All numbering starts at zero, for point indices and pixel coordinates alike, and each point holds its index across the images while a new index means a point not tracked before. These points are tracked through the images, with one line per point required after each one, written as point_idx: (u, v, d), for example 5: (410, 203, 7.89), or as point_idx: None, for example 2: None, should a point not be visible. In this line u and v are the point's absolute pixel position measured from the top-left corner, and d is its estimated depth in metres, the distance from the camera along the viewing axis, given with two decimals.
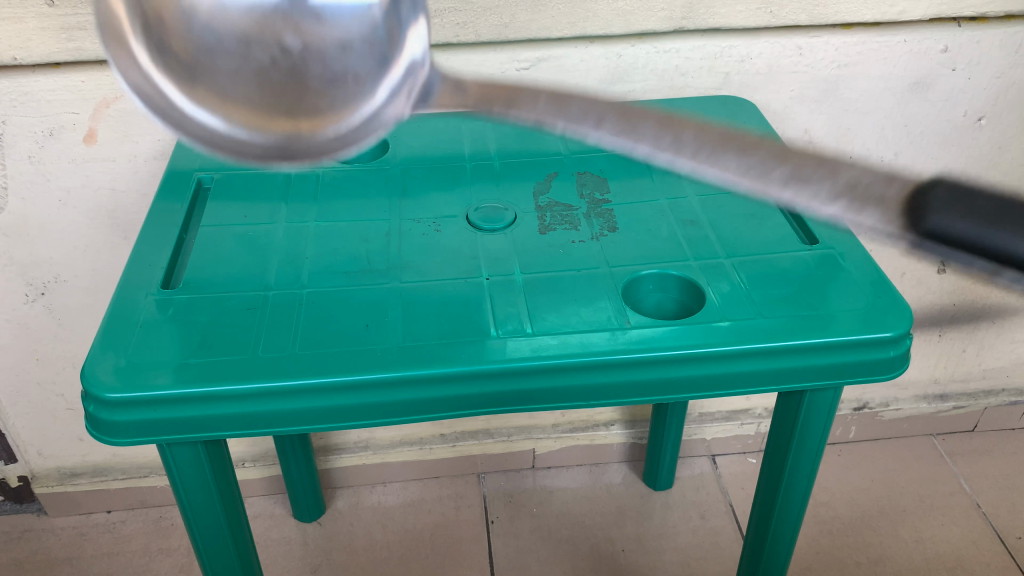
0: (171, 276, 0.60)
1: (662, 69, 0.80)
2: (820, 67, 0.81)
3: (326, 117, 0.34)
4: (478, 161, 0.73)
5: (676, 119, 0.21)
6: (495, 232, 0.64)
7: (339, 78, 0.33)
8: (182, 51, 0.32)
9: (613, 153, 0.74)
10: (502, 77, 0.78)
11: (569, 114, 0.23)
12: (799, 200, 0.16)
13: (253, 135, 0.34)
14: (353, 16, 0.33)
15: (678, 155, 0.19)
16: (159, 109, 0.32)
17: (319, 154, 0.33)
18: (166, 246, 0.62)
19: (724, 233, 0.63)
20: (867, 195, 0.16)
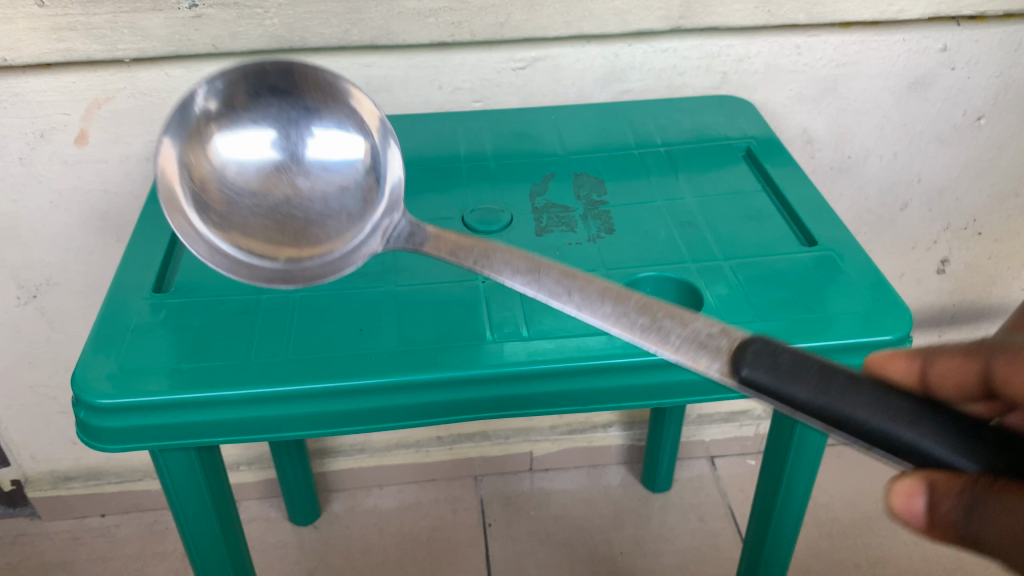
0: (163, 280, 0.60)
1: (659, 69, 0.79)
2: (818, 66, 0.80)
3: (318, 242, 0.56)
4: (474, 162, 0.72)
5: (593, 281, 0.43)
6: (491, 234, 0.63)
7: (334, 214, 0.56)
8: (228, 215, 0.54)
9: (610, 154, 0.73)
10: (498, 76, 0.78)
11: (530, 274, 0.45)
12: (682, 353, 0.38)
13: (261, 264, 0.54)
14: (348, 170, 0.57)
15: (599, 309, 0.41)
16: (208, 252, 0.53)
17: (309, 277, 0.55)
18: (158, 250, 0.62)
19: (722, 235, 0.63)
20: (715, 346, 0.38)
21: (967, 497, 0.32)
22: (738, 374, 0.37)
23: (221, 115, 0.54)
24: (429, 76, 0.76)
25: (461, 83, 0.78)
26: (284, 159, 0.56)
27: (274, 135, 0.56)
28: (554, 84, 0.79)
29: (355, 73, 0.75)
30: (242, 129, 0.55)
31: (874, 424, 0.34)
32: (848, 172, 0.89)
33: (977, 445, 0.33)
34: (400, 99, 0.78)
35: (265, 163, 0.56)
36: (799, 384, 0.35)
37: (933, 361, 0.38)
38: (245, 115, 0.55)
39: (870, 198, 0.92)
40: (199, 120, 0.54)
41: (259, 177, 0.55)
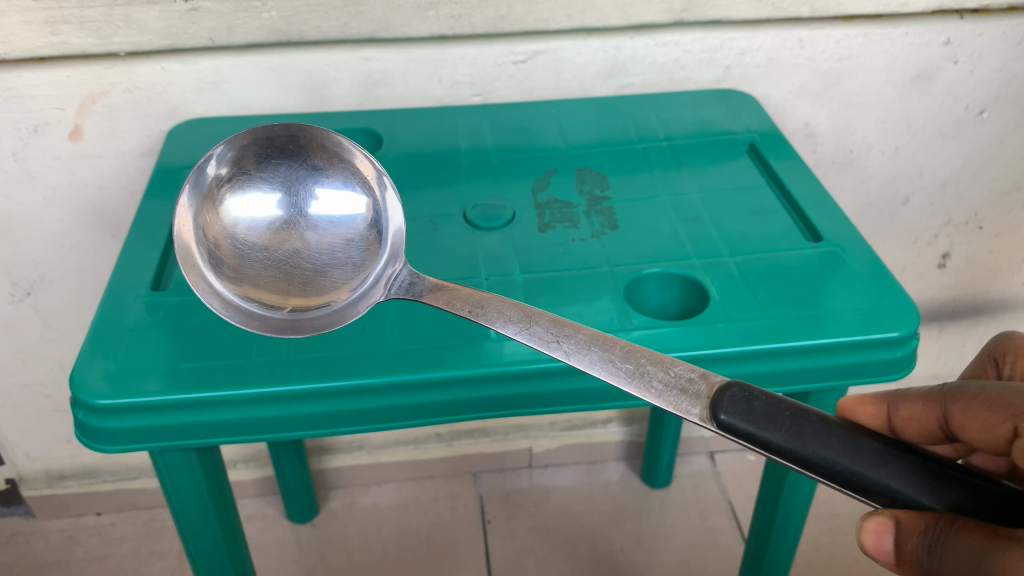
0: (161, 278, 0.59)
1: (661, 62, 0.78)
2: (821, 60, 0.80)
3: (327, 293, 0.54)
4: (475, 157, 0.71)
5: (580, 327, 0.44)
6: (493, 231, 0.63)
7: (340, 264, 0.55)
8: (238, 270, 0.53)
9: (611, 150, 0.72)
10: (498, 70, 0.77)
11: (520, 321, 0.45)
12: (665, 399, 0.40)
13: (269, 317, 0.52)
14: (353, 223, 0.56)
15: (586, 354, 0.43)
16: (219, 304, 0.52)
17: (318, 327, 0.52)
18: (156, 247, 0.61)
19: (727, 231, 0.62)
20: (695, 392, 0.40)
21: (929, 535, 0.37)
22: (718, 419, 0.39)
23: (235, 178, 0.55)
24: (428, 69, 0.75)
25: (461, 77, 0.77)
26: (294, 217, 0.56)
27: (283, 194, 0.56)
28: (555, 78, 0.78)
29: (354, 67, 0.74)
30: (252, 190, 0.55)
31: (845, 464, 0.37)
32: (850, 166, 0.89)
33: (937, 482, 0.37)
34: (399, 93, 0.77)
35: (274, 221, 0.55)
36: (776, 430, 0.38)
37: (900, 408, 0.45)
38: (255, 177, 0.55)
39: (872, 192, 0.91)
40: (212, 180, 0.54)
41: (268, 236, 0.55)
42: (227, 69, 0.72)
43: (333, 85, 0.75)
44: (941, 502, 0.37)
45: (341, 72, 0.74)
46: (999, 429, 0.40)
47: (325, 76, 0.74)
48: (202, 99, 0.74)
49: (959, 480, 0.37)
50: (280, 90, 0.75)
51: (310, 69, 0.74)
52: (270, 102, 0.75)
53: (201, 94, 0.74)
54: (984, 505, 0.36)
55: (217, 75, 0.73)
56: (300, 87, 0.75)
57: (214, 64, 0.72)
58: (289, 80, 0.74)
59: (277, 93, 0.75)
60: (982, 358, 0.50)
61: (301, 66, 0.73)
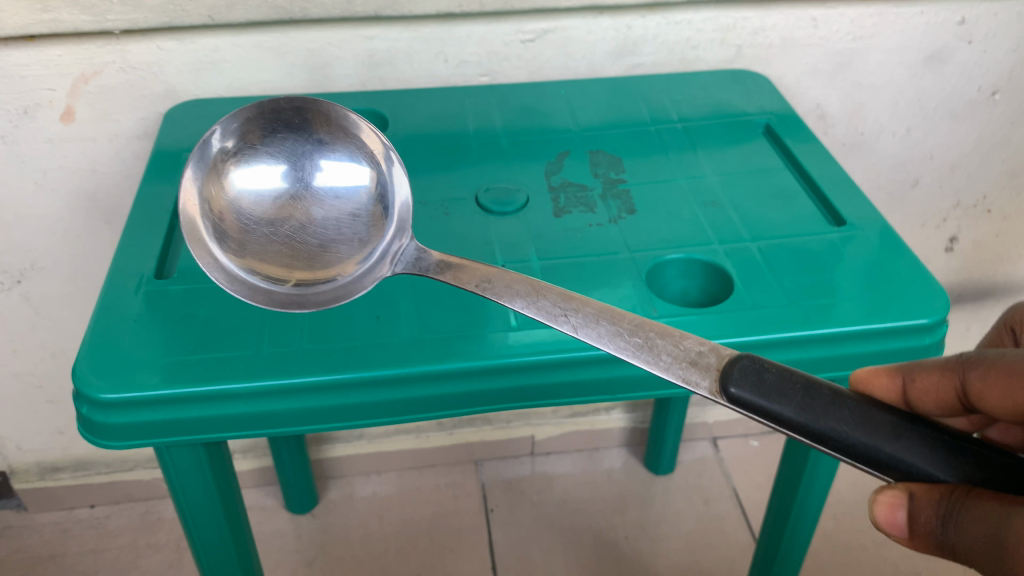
0: (164, 266, 0.56)
1: (673, 42, 0.76)
2: (835, 40, 0.78)
3: (333, 267, 0.53)
4: (484, 140, 0.69)
5: (589, 302, 0.43)
6: (506, 215, 0.61)
7: (345, 239, 0.54)
8: (241, 243, 0.52)
9: (625, 132, 0.70)
10: (506, 49, 0.74)
11: (529, 295, 0.45)
12: (675, 372, 0.38)
13: (275, 292, 0.51)
14: (359, 197, 0.55)
15: (594, 328, 0.42)
16: (224, 278, 0.50)
17: (326, 302, 0.51)
18: (157, 234, 0.58)
19: (747, 215, 0.60)
20: (705, 364, 0.38)
21: (944, 506, 0.35)
22: (727, 393, 0.37)
23: (240, 151, 0.54)
24: (434, 49, 0.73)
25: (468, 57, 0.74)
26: (300, 191, 0.54)
27: (290, 167, 0.54)
28: (564, 57, 0.76)
29: (357, 46, 0.71)
30: (258, 163, 0.54)
31: (858, 437, 0.35)
32: (861, 149, 0.87)
33: (950, 454, 0.35)
34: (404, 73, 0.74)
35: (281, 194, 0.54)
36: (787, 402, 0.36)
37: (916, 380, 0.42)
38: (261, 150, 0.54)
39: (882, 175, 0.90)
40: (217, 152, 0.53)
41: (274, 209, 0.54)
42: (226, 48, 0.70)
43: (337, 65, 0.73)
44: (954, 475, 0.35)
45: (344, 51, 0.72)
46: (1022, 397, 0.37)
47: (328, 55, 0.72)
48: (200, 79, 0.72)
49: (973, 452, 0.35)
50: (281, 70, 0.72)
51: (312, 48, 0.71)
52: (270, 83, 0.73)
53: (199, 74, 0.71)
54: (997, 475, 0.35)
55: (216, 53, 0.70)
56: (302, 66, 0.72)
57: (213, 43, 0.69)
58: (291, 59, 0.71)
59: (278, 73, 0.72)
60: (999, 328, 0.50)
61: (303, 45, 0.71)
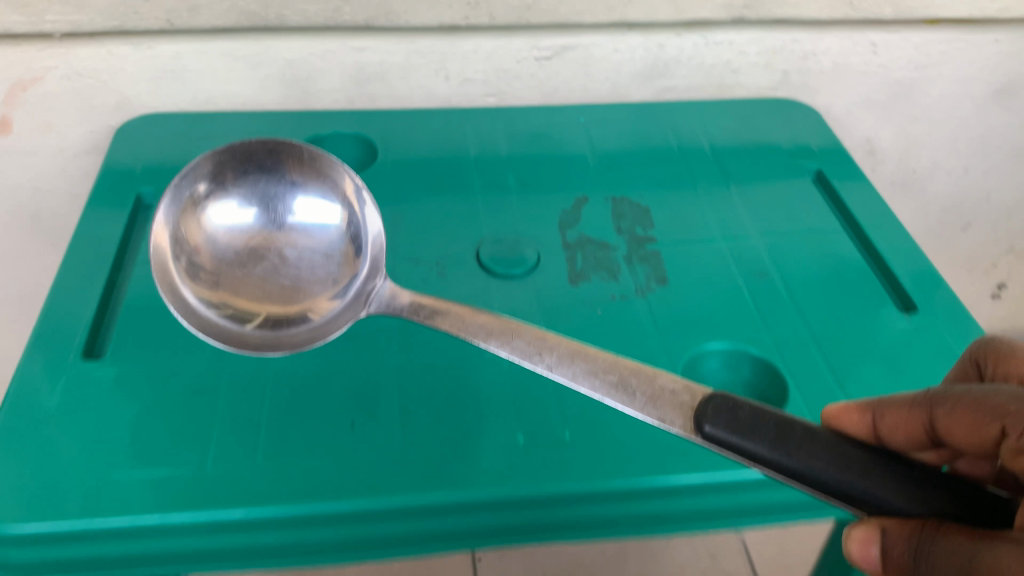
0: (98, 338, 0.47)
1: (710, 64, 0.66)
2: (894, 68, 0.68)
3: (310, 306, 0.46)
4: (489, 179, 0.59)
5: (563, 339, 0.39)
6: (513, 279, 0.51)
7: (321, 281, 0.47)
8: (206, 281, 0.45)
9: (653, 176, 0.61)
10: (518, 67, 0.64)
11: (500, 334, 0.39)
12: (648, 412, 0.35)
13: (244, 335, 0.44)
14: (334, 239, 0.48)
15: (569, 368, 0.37)
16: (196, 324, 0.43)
17: (301, 343, 0.44)
18: (93, 295, 0.49)
19: (800, 292, 0.51)
20: (679, 404, 0.35)
21: (916, 540, 0.30)
22: (702, 431, 0.34)
23: (211, 191, 0.47)
24: (434, 64, 0.62)
25: (473, 74, 0.64)
26: (278, 232, 0.48)
27: (268, 207, 0.48)
28: (584, 78, 0.65)
29: (345, 58, 0.61)
30: (231, 204, 0.47)
31: (830, 475, 0.31)
32: (910, 187, 0.78)
33: (925, 490, 0.31)
34: (397, 89, 0.64)
35: (257, 238, 0.47)
36: (758, 439, 0.32)
37: (884, 415, 0.34)
38: (234, 189, 0.47)
39: (930, 216, 0.80)
40: (184, 193, 0.46)
41: (249, 253, 0.47)
42: (190, 56, 0.59)
43: (319, 79, 0.62)
44: (925, 511, 0.30)
45: (329, 64, 0.61)
46: (991, 432, 0.31)
47: (309, 68, 0.61)
48: (159, 90, 0.62)
49: (940, 485, 0.31)
50: (253, 82, 0.62)
51: (291, 59, 0.61)
52: (241, 96, 0.63)
53: (159, 84, 0.61)
54: (968, 510, 0.30)
55: (177, 62, 0.60)
56: (278, 79, 0.62)
57: (175, 50, 0.59)
58: (265, 71, 0.61)
59: (250, 85, 0.62)
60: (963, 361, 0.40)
61: (281, 56, 0.60)
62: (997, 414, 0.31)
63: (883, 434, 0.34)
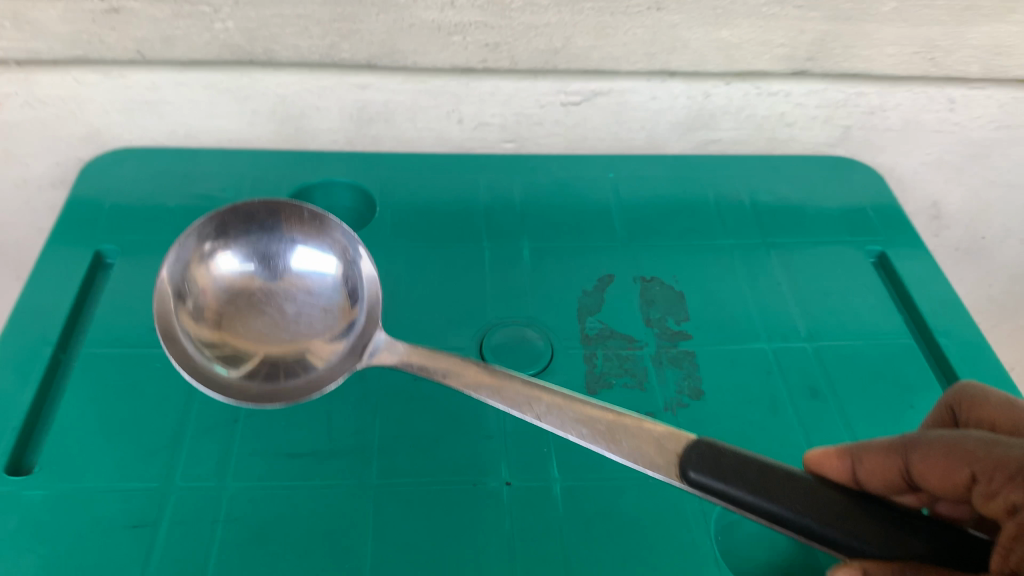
0: (25, 450, 0.39)
1: (761, 116, 0.57)
2: (974, 128, 0.59)
3: (316, 355, 0.41)
4: (501, 247, 0.52)
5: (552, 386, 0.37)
6: (520, 384, 0.44)
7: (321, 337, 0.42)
8: (203, 323, 0.41)
9: (686, 250, 0.53)
10: (541, 112, 0.56)
11: (487, 386, 0.37)
12: (636, 459, 0.33)
13: (239, 386, 0.39)
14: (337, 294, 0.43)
15: (556, 418, 0.35)
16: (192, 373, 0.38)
17: (301, 394, 0.40)
18: (27, 388, 0.41)
19: (858, 419, 0.44)
20: (666, 450, 0.33)
21: None
22: (686, 478, 0.32)
23: (216, 246, 0.43)
24: (446, 105, 0.55)
25: (490, 118, 0.56)
26: (288, 287, 0.43)
27: (277, 261, 0.44)
28: (616, 126, 0.57)
29: (344, 96, 0.53)
30: (236, 259, 0.43)
31: (808, 522, 0.29)
32: (979, 254, 0.69)
33: (910, 531, 0.28)
34: (403, 132, 0.56)
35: (265, 294, 0.43)
36: (736, 483, 0.31)
37: (862, 461, 0.32)
38: (240, 241, 0.43)
39: (996, 284, 0.72)
40: (189, 248, 0.42)
41: (256, 310, 0.43)
42: (167, 87, 0.51)
43: (315, 117, 0.55)
44: (909, 556, 0.28)
45: (326, 101, 0.53)
46: (961, 476, 0.28)
47: (303, 105, 0.54)
48: (133, 122, 0.54)
49: (926, 530, 0.28)
50: (239, 118, 0.54)
51: (283, 95, 0.53)
52: (226, 132, 0.55)
53: (132, 115, 0.54)
54: (959, 560, 0.27)
55: (154, 92, 0.52)
56: (268, 115, 0.54)
57: (149, 80, 0.51)
58: (253, 106, 0.53)
59: (236, 121, 0.54)
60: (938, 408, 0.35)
61: (270, 91, 0.52)
62: (966, 459, 0.28)
63: (860, 478, 0.32)
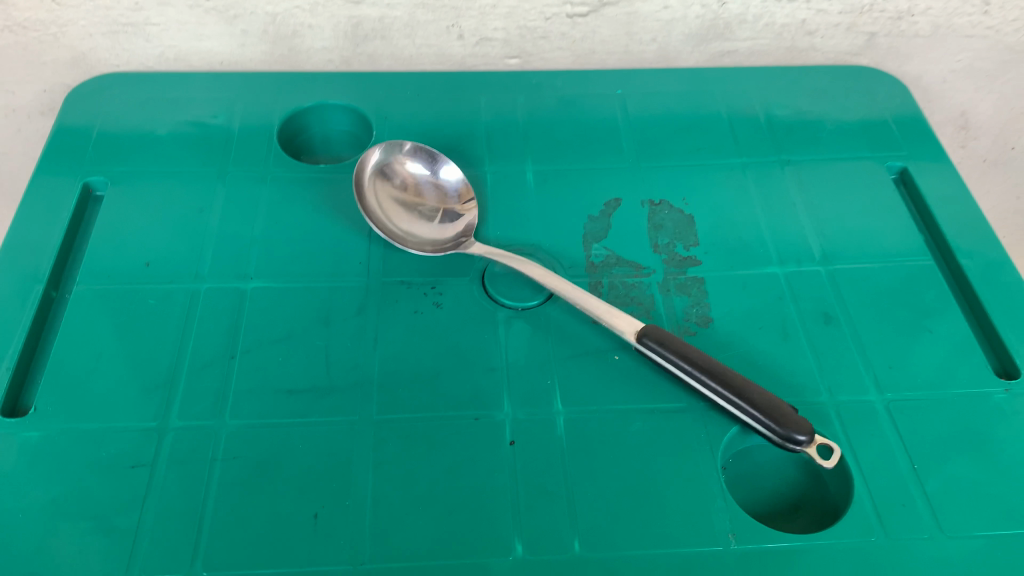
0: (19, 389, 0.39)
1: (780, 24, 0.54)
2: (1008, 32, 0.55)
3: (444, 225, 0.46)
4: (503, 170, 0.50)
5: (544, 331, 0.42)
6: (521, 314, 0.42)
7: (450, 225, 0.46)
8: (390, 197, 0.47)
9: (697, 169, 0.50)
10: (545, 25, 0.53)
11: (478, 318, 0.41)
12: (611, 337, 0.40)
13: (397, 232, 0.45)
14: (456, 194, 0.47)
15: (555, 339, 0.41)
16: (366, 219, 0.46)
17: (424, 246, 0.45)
18: (20, 327, 0.40)
19: (873, 343, 0.42)
20: (626, 393, 0.39)
21: None
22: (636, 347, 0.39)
23: (408, 152, 0.48)
24: (445, 20, 0.52)
25: (492, 32, 0.53)
26: (448, 195, 0.47)
27: (445, 173, 0.47)
28: (626, 38, 0.54)
29: (337, 13, 0.51)
30: (423, 166, 0.48)
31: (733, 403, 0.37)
32: (1006, 166, 0.67)
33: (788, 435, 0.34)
34: (401, 49, 0.54)
35: (432, 195, 0.47)
36: (662, 346, 0.38)
37: None
38: (426, 151, 0.48)
39: None
40: (381, 152, 0.48)
41: (424, 204, 0.47)
42: (151, 7, 0.49)
43: (309, 36, 0.52)
44: None
45: (319, 19, 0.51)
46: None
47: (295, 23, 0.51)
48: (119, 45, 0.52)
49: None
50: (229, 38, 0.52)
51: (273, 13, 0.50)
52: (217, 54, 0.53)
53: (117, 39, 0.51)
54: None
55: (138, 13, 0.50)
56: (259, 35, 0.52)
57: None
58: (243, 25, 0.51)
59: (226, 42, 0.52)
60: None
61: (260, 9, 0.50)
62: None
63: None
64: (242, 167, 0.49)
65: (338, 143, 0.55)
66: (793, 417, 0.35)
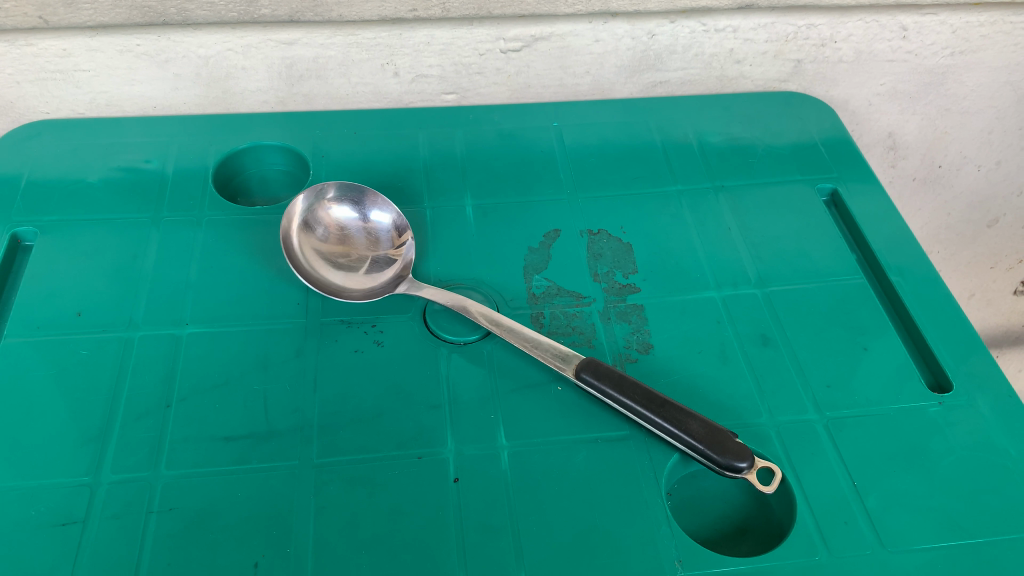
0: None
1: (709, 54, 0.55)
2: (927, 55, 0.57)
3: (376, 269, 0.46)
4: (443, 206, 0.50)
5: (486, 365, 0.42)
6: (463, 348, 0.42)
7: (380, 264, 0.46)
8: (319, 242, 0.46)
9: (634, 198, 0.51)
10: (481, 61, 0.54)
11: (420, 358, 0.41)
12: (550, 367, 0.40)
13: (337, 277, 0.45)
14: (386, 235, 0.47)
15: (497, 374, 0.41)
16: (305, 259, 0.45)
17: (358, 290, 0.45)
18: None
19: (810, 362, 0.42)
20: (569, 425, 0.39)
21: None
22: (579, 376, 0.39)
23: (333, 197, 0.47)
24: (380, 58, 0.52)
25: (427, 69, 0.54)
26: (381, 237, 0.47)
27: (374, 217, 0.47)
28: (561, 71, 0.55)
29: (271, 54, 0.51)
30: (353, 208, 0.47)
31: (670, 430, 0.37)
32: (934, 183, 0.70)
33: None
34: (337, 88, 0.54)
35: (364, 236, 0.47)
36: (602, 381, 0.38)
37: None
38: (359, 196, 0.47)
39: (955, 213, 0.73)
40: (307, 198, 0.46)
41: (354, 248, 0.46)
42: (80, 53, 0.49)
43: (242, 77, 0.52)
44: None
45: (252, 61, 0.51)
46: None
47: (228, 65, 0.51)
48: (48, 92, 0.51)
49: None
50: (162, 82, 0.51)
51: (206, 56, 0.50)
52: (150, 98, 0.52)
53: (46, 85, 0.51)
54: None
55: (67, 60, 0.49)
56: (192, 78, 0.51)
57: (61, 46, 0.48)
58: (176, 69, 0.51)
59: (159, 86, 0.52)
60: None
61: (193, 52, 0.50)
62: None
63: None
64: (178, 211, 0.48)
65: (276, 183, 0.55)
66: (731, 444, 0.35)
